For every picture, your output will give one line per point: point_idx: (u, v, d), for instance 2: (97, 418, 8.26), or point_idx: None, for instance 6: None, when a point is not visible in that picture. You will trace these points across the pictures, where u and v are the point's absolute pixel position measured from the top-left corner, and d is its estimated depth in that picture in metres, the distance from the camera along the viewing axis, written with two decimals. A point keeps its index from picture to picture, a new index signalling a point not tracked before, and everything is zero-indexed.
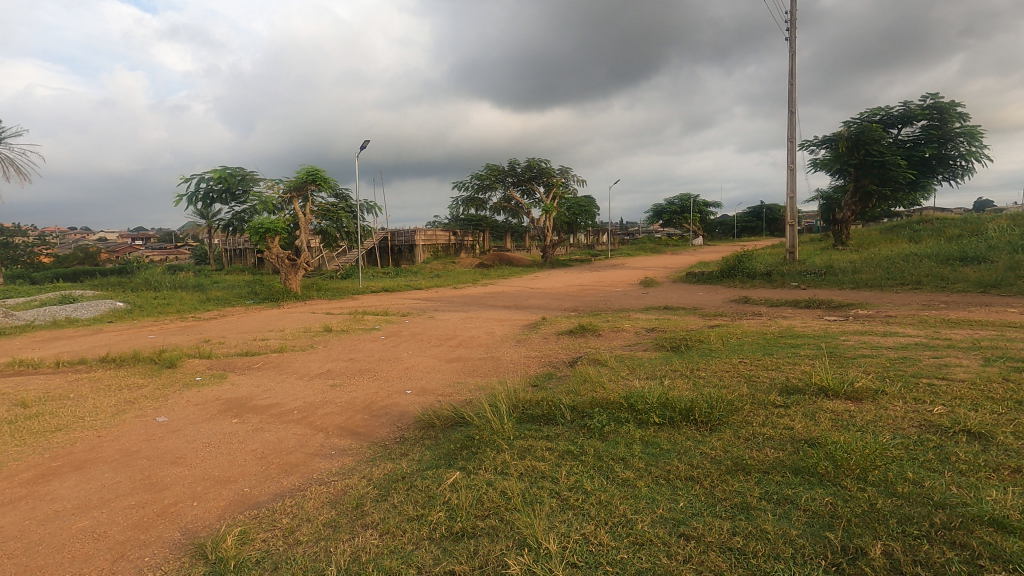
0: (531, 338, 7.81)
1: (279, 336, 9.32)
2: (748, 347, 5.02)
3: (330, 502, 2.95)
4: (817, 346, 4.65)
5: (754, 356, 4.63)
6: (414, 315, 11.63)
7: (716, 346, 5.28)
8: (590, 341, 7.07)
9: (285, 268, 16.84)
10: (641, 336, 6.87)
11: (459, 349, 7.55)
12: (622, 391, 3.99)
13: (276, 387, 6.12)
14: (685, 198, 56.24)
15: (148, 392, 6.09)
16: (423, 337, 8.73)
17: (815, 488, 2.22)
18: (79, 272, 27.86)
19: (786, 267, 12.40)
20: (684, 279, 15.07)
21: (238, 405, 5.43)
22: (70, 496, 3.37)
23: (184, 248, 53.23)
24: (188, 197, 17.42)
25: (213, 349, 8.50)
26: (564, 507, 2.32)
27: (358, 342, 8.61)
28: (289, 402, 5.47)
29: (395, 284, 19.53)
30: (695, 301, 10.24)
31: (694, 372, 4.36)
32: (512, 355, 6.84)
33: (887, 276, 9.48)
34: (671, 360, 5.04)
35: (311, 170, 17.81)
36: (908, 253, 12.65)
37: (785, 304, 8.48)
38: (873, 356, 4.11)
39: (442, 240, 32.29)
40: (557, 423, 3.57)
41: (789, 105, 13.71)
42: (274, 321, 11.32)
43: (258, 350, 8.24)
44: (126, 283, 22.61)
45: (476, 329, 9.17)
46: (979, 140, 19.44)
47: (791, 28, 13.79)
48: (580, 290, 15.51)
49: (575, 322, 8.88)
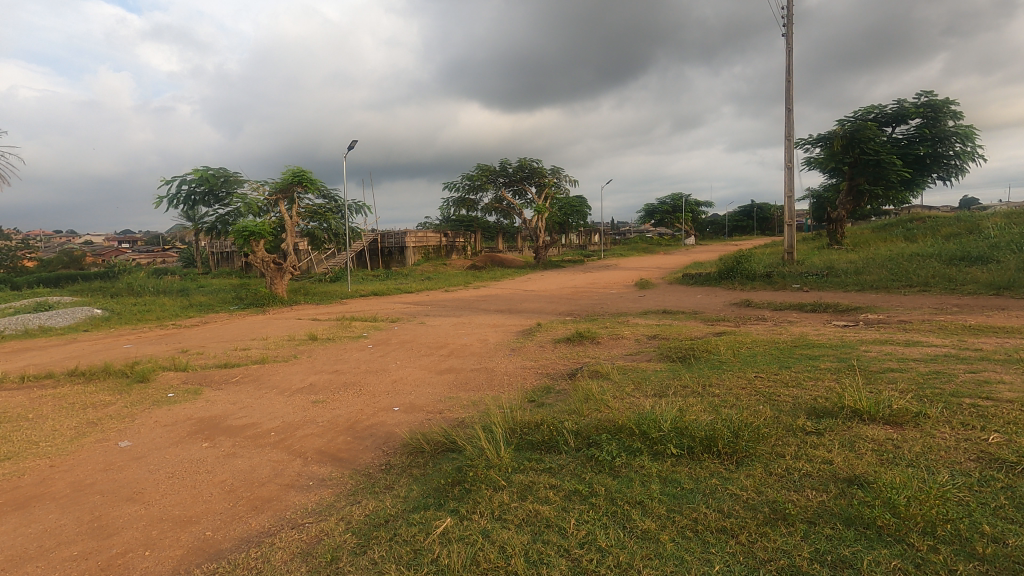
0: (527, 346, 7.44)
1: (261, 346, 8.87)
2: (761, 359, 4.65)
3: (302, 554, 2.55)
4: (837, 358, 4.29)
5: (771, 369, 4.27)
6: (403, 321, 11.20)
7: (727, 357, 4.89)
8: (589, 350, 6.70)
9: (271, 271, 16.29)
10: (643, 345, 6.52)
11: (451, 358, 7.16)
12: (630, 413, 3.62)
13: (253, 404, 5.68)
14: (676, 198, 56.13)
15: (115, 411, 5.63)
16: (413, 345, 8.34)
17: (877, 547, 1.86)
18: (61, 277, 27.19)
19: (785, 268, 12.11)
20: (680, 280, 14.72)
21: (211, 427, 4.99)
22: (5, 545, 2.95)
23: (172, 251, 52.30)
24: (169, 200, 16.82)
25: (189, 360, 8.03)
26: (576, 571, 1.95)
27: (344, 351, 8.18)
28: (265, 422, 5.04)
29: (385, 288, 19.05)
30: (694, 304, 9.93)
31: (706, 389, 3.98)
32: (507, 365, 6.45)
33: (893, 277, 9.17)
34: (679, 373, 4.68)
35: (297, 171, 17.32)
36: (910, 253, 12.36)
37: (790, 308, 8.17)
38: (904, 371, 3.75)
39: (433, 241, 31.82)
40: (560, 451, 3.20)
41: (787, 102, 13.42)
42: (256, 329, 10.85)
43: (238, 361, 7.78)
44: (108, 288, 22.02)
45: (468, 336, 8.77)
46: (973, 139, 19.33)
47: (787, 23, 13.53)
48: (575, 293, 15.12)
49: (572, 327, 8.52)
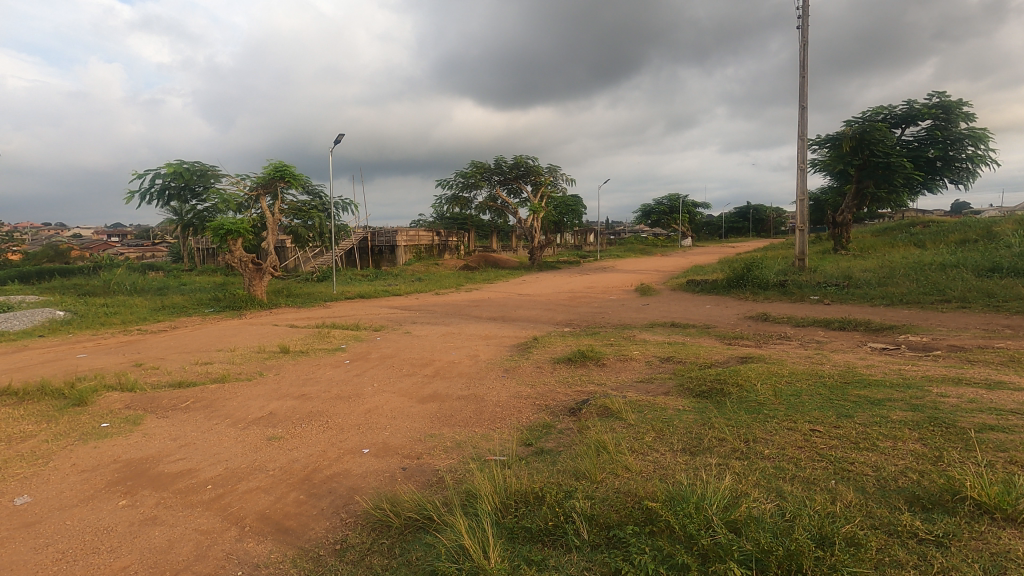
0: (522, 366, 6.58)
1: (225, 360, 7.92)
2: (810, 402, 3.79)
3: None
4: (910, 408, 3.42)
5: (828, 421, 3.41)
6: (388, 329, 10.32)
7: (765, 394, 4.03)
8: (593, 374, 5.82)
9: (249, 272, 15.28)
10: (657, 370, 5.66)
11: (435, 381, 6.27)
12: (661, 486, 2.76)
13: (197, 441, 4.77)
14: (673, 199, 55.40)
15: (31, 448, 4.71)
16: (394, 362, 7.43)
17: None
18: (37, 273, 25.99)
19: (800, 276, 11.30)
20: (686, 286, 13.91)
21: (139, 474, 4.08)
22: None
23: (163, 246, 51.26)
24: (141, 196, 15.69)
25: (139, 377, 7.09)
26: None
27: (316, 368, 7.25)
28: (204, 470, 4.13)
29: (372, 289, 18.08)
30: (705, 316, 9.11)
31: (752, 449, 3.12)
32: (500, 392, 5.56)
33: (925, 290, 8.36)
34: (708, 418, 3.82)
35: (279, 165, 16.33)
36: (931, 262, 11.57)
37: (815, 324, 7.35)
38: (1011, 432, 2.89)
39: (425, 240, 30.91)
40: (572, 551, 2.34)
41: (801, 99, 12.59)
42: (226, 337, 9.91)
43: (195, 380, 6.85)
44: (82, 285, 20.92)
45: (456, 351, 7.89)
46: (987, 142, 18.59)
47: (803, 14, 12.76)
48: (573, 299, 14.19)
49: (572, 343, 7.66)
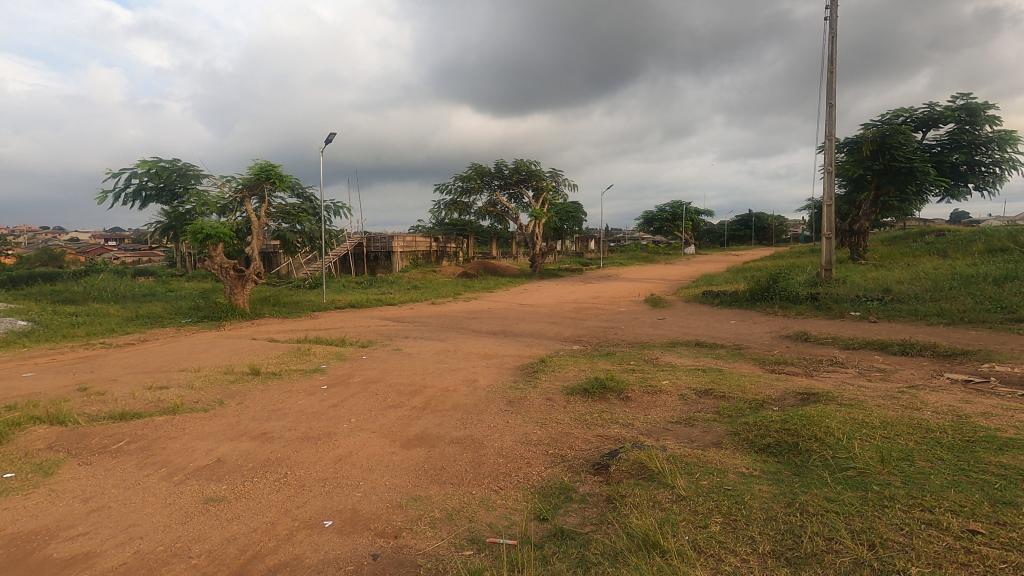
0: (527, 397, 5.52)
1: (183, 384, 6.82)
2: (936, 474, 2.73)
3: None
4: None
5: (985, 511, 2.34)
6: (376, 346, 9.22)
7: (867, 459, 2.97)
8: (615, 413, 4.74)
9: (231, 280, 14.21)
10: (696, 409, 4.60)
11: (424, 416, 5.18)
12: None
13: (115, 503, 3.69)
14: (676, 206, 54.48)
15: None
16: (378, 389, 6.34)
17: None
18: (20, 278, 24.66)
19: (831, 288, 10.27)
20: (702, 298, 12.85)
21: (13, 563, 2.99)
22: None
23: (159, 249, 50.25)
24: (116, 197, 14.58)
25: (78, 406, 6.00)
26: None
27: (287, 396, 6.16)
28: (108, 554, 3.06)
29: (363, 298, 17.01)
30: (733, 334, 8.04)
31: (892, 567, 2.06)
32: (503, 436, 4.49)
33: (985, 307, 7.32)
34: (797, 493, 2.76)
35: (265, 165, 15.30)
36: (974, 274, 10.53)
37: (869, 347, 6.31)
38: None
39: (422, 247, 29.81)
40: None
41: (828, 96, 11.62)
42: (195, 354, 8.78)
43: (141, 411, 5.75)
44: (59, 291, 19.77)
45: (452, 375, 6.81)
46: (1014, 145, 17.63)
47: (831, 4, 11.81)
48: (578, 310, 13.15)
49: (585, 366, 6.60)
